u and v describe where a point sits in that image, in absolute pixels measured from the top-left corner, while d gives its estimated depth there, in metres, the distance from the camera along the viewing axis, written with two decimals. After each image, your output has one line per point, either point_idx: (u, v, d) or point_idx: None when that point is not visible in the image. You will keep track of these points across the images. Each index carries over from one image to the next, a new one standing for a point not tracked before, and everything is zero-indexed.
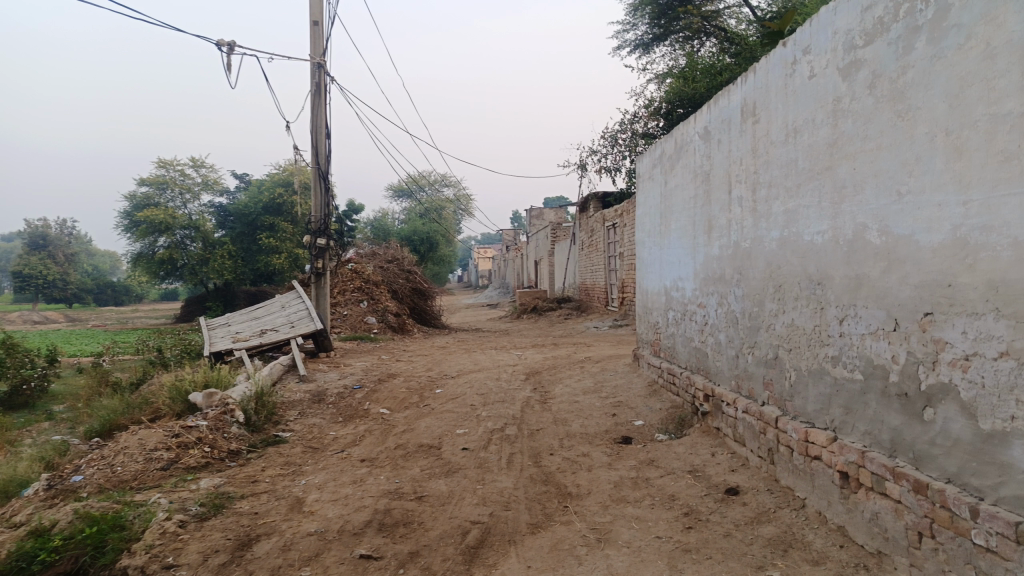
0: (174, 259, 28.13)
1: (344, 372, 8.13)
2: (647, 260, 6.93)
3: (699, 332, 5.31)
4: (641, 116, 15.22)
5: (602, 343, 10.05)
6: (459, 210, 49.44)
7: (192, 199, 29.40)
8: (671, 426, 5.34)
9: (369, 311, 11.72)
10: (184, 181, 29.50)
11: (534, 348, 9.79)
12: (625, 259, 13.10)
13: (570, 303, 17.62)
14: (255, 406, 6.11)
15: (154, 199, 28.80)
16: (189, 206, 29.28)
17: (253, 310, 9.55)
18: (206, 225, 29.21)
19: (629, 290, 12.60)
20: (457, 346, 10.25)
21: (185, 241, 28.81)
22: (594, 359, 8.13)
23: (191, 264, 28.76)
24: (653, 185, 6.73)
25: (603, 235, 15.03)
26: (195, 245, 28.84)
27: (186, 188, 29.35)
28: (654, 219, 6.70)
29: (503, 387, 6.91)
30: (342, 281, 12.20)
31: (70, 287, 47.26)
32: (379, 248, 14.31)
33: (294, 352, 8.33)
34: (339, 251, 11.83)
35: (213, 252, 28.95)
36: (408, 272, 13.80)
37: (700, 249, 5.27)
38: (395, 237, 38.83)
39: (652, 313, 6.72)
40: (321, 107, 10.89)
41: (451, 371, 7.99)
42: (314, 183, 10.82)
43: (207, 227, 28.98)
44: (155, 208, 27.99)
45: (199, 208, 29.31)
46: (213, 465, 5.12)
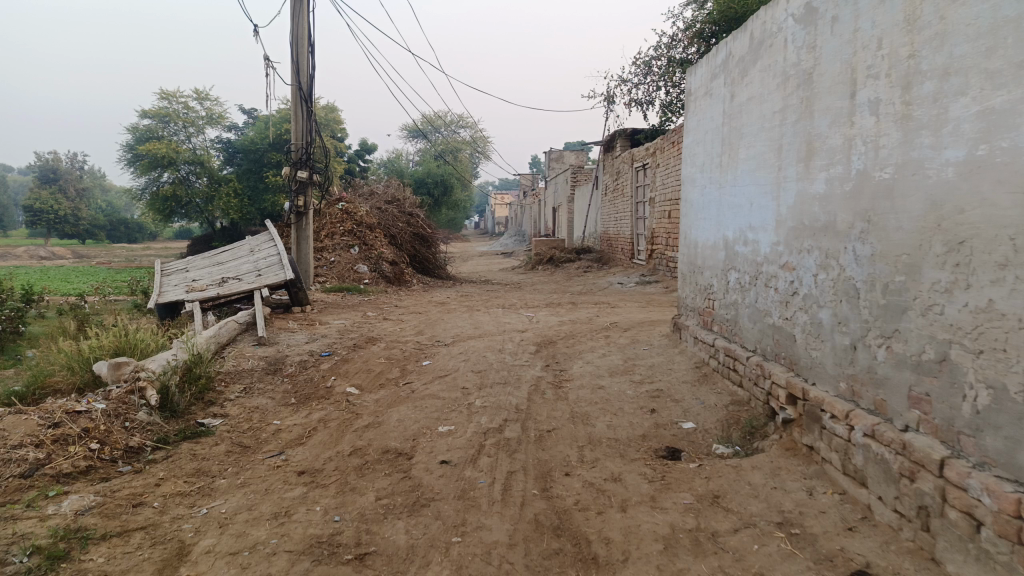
0: (178, 196, 26.78)
1: (317, 333, 6.67)
2: (697, 203, 5.36)
3: (782, 304, 3.76)
4: (679, 40, 13.18)
5: (630, 304, 8.49)
6: (476, 153, 47.39)
7: (196, 133, 27.83)
8: (736, 434, 3.84)
9: (361, 258, 10.21)
10: (187, 114, 27.83)
11: (549, 308, 8.27)
12: (656, 206, 11.41)
13: (591, 254, 16.02)
14: (178, 382, 4.64)
15: (157, 132, 27.29)
16: (194, 140, 27.73)
17: (217, 255, 8.07)
18: (210, 162, 27.66)
19: (661, 241, 10.93)
20: (459, 302, 8.74)
21: (191, 177, 27.38)
22: (622, 326, 6.58)
23: (196, 202, 27.38)
24: (711, 103, 5.10)
25: (630, 178, 13.27)
26: (201, 182, 27.41)
27: (189, 121, 27.70)
28: (710, 147, 5.09)
29: (506, 361, 5.41)
30: (330, 223, 10.65)
31: (82, 224, 46.11)
32: (377, 187, 12.73)
33: (258, 306, 6.86)
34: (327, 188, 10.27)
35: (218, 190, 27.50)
36: (409, 215, 12.28)
37: (788, 185, 3.69)
38: (408, 180, 37.05)
39: (703, 272, 5.18)
40: (303, 13, 9.21)
41: (444, 336, 6.50)
42: (294, 106, 9.21)
43: (212, 163, 27.49)
44: (157, 141, 26.49)
45: (203, 143, 27.69)
46: (96, 472, 3.68)
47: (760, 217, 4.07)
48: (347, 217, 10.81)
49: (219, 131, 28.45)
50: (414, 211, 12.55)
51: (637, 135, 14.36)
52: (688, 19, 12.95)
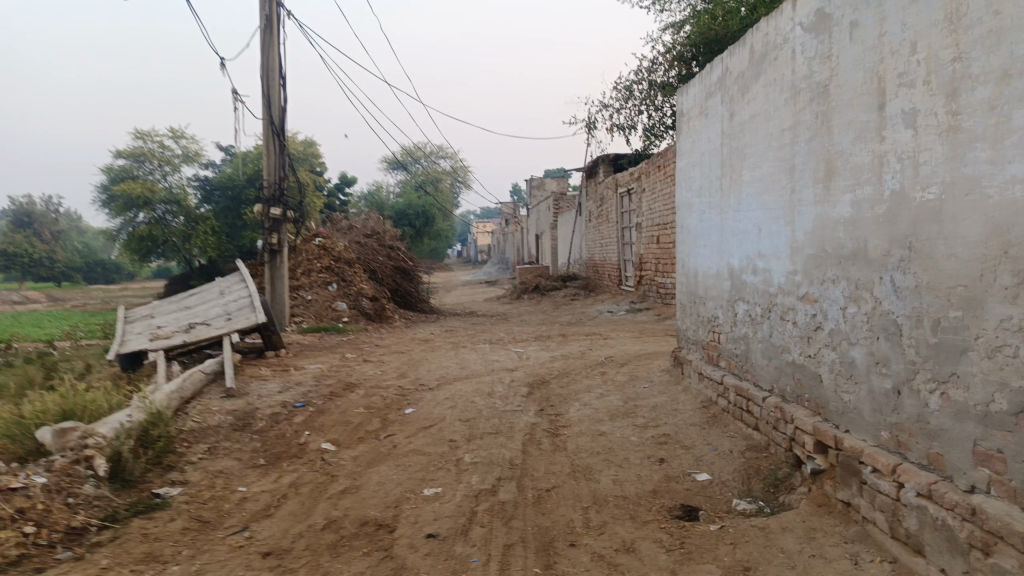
0: (154, 236, 26.22)
1: (291, 380, 6.20)
2: (696, 229, 5.02)
3: (803, 341, 3.39)
4: (659, 63, 12.99)
5: (623, 335, 8.10)
6: (456, 183, 47.22)
7: (172, 171, 27.35)
8: (758, 487, 3.44)
9: (340, 295, 9.76)
10: (163, 152, 27.36)
11: (538, 342, 7.86)
12: (644, 232, 11.10)
13: (578, 281, 15.67)
14: (132, 447, 4.15)
15: (131, 171, 26.78)
16: (170, 178, 27.23)
17: (185, 299, 7.59)
18: (187, 200, 27.13)
19: (650, 267, 10.60)
20: (443, 339, 8.30)
21: (167, 215, 26.84)
22: (617, 361, 6.17)
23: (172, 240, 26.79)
24: (707, 123, 4.78)
25: (616, 203, 12.98)
26: (178, 220, 26.87)
27: (164, 159, 27.22)
28: (708, 169, 4.76)
29: (497, 406, 4.97)
30: (307, 259, 10.20)
31: (57, 266, 45.13)
32: (356, 221, 12.32)
33: (227, 353, 6.38)
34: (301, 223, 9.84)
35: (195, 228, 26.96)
36: (389, 248, 11.88)
37: (805, 209, 3.34)
38: (389, 211, 36.70)
39: (706, 302, 4.82)
40: (274, 44, 8.87)
41: (428, 379, 6.05)
42: (266, 140, 8.82)
43: (189, 201, 26.97)
44: (132, 181, 25.98)
45: (180, 180, 27.22)
46: (29, 561, 3.11)
47: (772, 244, 3.72)
48: (324, 252, 10.37)
49: (195, 168, 27.98)
50: (394, 244, 12.13)
51: (620, 159, 14.11)
52: (668, 42, 12.78)
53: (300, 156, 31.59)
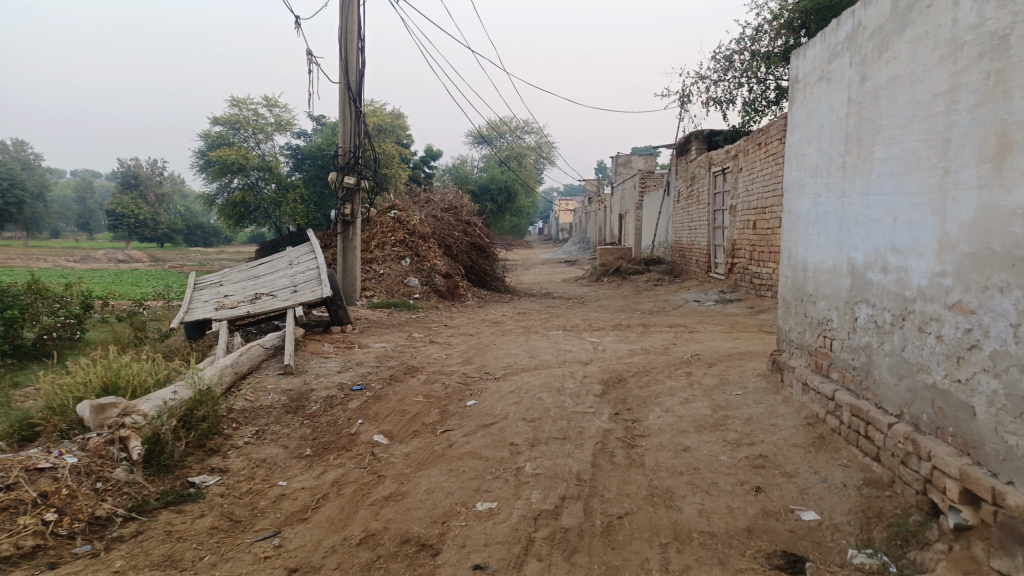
0: (247, 202, 26.95)
1: (352, 360, 5.88)
2: (808, 215, 4.32)
3: (949, 361, 2.71)
4: (764, 31, 11.89)
5: (711, 329, 7.41)
6: (541, 159, 46.61)
7: (265, 140, 27.96)
8: (882, 538, 2.80)
9: (413, 269, 9.43)
10: (257, 120, 27.94)
11: (618, 331, 7.30)
12: (738, 215, 10.24)
13: (662, 265, 14.91)
14: (173, 428, 3.92)
15: (228, 139, 27.53)
16: (263, 146, 27.85)
17: (254, 268, 7.41)
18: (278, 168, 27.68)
19: (744, 255, 9.79)
20: (516, 323, 7.85)
21: (259, 183, 27.50)
22: (705, 360, 5.52)
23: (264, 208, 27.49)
24: (829, 91, 4.06)
25: (708, 183, 12.10)
26: (269, 188, 27.51)
27: (257, 128, 27.80)
28: (828, 144, 4.04)
29: (567, 405, 4.46)
30: (381, 232, 9.91)
31: (160, 228, 47.41)
32: (433, 194, 11.99)
33: (290, 327, 6.12)
34: (375, 194, 9.51)
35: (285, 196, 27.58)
36: (466, 224, 11.52)
37: (960, 195, 2.64)
38: (473, 185, 36.54)
39: (817, 301, 4.13)
40: (354, 6, 8.51)
41: (495, 367, 5.60)
42: (342, 106, 8.52)
43: (280, 169, 27.54)
44: (228, 148, 26.71)
45: (272, 149, 27.82)
46: (43, 555, 2.81)
47: (910, 237, 3.03)
48: (399, 226, 10.06)
49: (287, 137, 28.49)
50: (471, 220, 11.73)
51: (715, 136, 13.16)
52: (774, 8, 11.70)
53: (387, 127, 31.67)
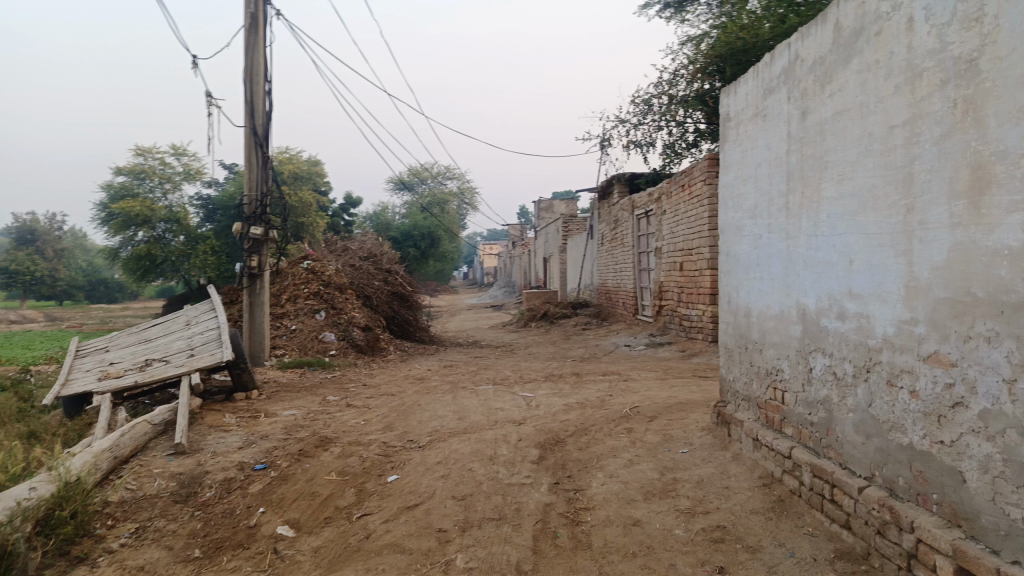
0: (153, 256, 25.40)
1: (257, 432, 5.22)
2: (748, 257, 4.10)
3: (928, 420, 2.43)
4: (680, 76, 12.05)
5: (645, 377, 7.11)
6: (463, 204, 46.55)
7: (173, 190, 26.63)
8: None
9: (329, 324, 8.79)
10: (165, 169, 26.61)
11: (550, 383, 6.90)
12: (664, 257, 10.13)
13: (588, 309, 14.73)
14: (26, 536, 3.21)
15: (132, 189, 26.04)
16: (171, 196, 26.48)
17: (145, 332, 6.66)
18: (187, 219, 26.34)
19: (671, 297, 9.65)
20: (442, 378, 7.34)
21: (167, 235, 26.04)
22: (645, 413, 5.17)
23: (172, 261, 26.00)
24: (766, 127, 3.88)
25: (632, 225, 12.03)
26: (178, 240, 26.08)
27: (166, 177, 26.44)
28: (767, 183, 3.85)
29: (501, 476, 3.98)
30: (293, 284, 9.24)
31: (59, 285, 44.38)
32: (351, 242, 11.40)
33: (184, 397, 5.41)
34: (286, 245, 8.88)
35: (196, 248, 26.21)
36: (386, 273, 10.98)
37: (932, 234, 2.41)
38: (394, 232, 35.93)
39: (763, 349, 3.88)
40: (260, 47, 8.00)
41: (419, 432, 5.07)
42: (247, 152, 7.92)
43: (190, 220, 26.21)
44: (132, 199, 25.25)
45: (181, 200, 26.51)
46: None
47: (870, 281, 2.80)
48: (313, 277, 9.42)
49: (197, 187, 27.23)
50: (392, 269, 11.20)
51: (636, 179, 13.19)
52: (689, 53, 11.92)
53: (305, 175, 30.82)
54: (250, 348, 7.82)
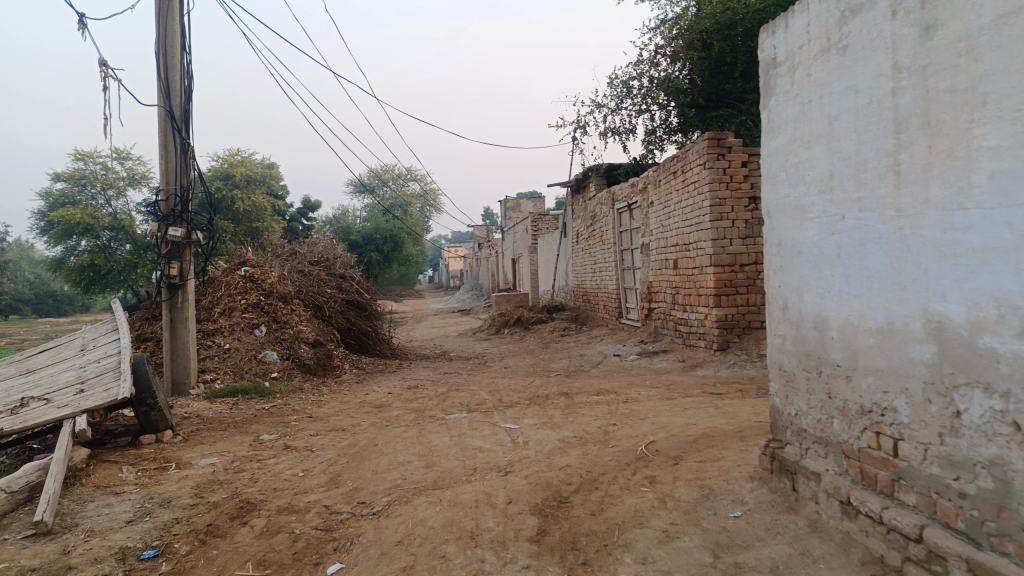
0: (96, 266, 23.56)
1: (157, 495, 3.93)
2: (822, 247, 3.00)
3: None
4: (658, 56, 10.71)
5: (648, 396, 5.97)
6: (426, 206, 45.24)
7: (117, 197, 24.85)
8: None
9: (270, 340, 7.46)
10: (107, 174, 24.79)
11: (537, 406, 5.73)
12: (653, 254, 9.03)
13: (565, 312, 13.64)
14: None
15: (72, 197, 24.17)
16: (114, 203, 24.70)
17: (27, 362, 5.30)
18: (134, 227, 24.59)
19: (663, 298, 8.57)
20: (405, 403, 6.12)
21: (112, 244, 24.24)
22: (666, 453, 4.02)
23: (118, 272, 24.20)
24: (849, 64, 2.78)
25: (612, 220, 10.91)
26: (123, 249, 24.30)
27: (109, 182, 24.68)
28: (854, 142, 2.75)
29: (490, 568, 2.78)
30: (227, 294, 7.87)
31: (2, 299, 41.83)
32: (299, 245, 10.10)
33: (63, 448, 4.08)
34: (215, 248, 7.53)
35: (144, 257, 24.46)
36: (339, 279, 9.72)
37: None
38: (356, 236, 34.49)
39: (854, 376, 2.78)
40: (176, 13, 6.67)
41: (373, 490, 3.83)
42: (163, 137, 6.59)
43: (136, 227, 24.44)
44: (72, 206, 23.40)
45: (126, 206, 24.74)
46: None
47: None
48: (252, 285, 8.08)
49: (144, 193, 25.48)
50: (346, 275, 9.90)
51: (614, 169, 12.01)
52: (668, 28, 10.54)
53: (260, 178, 29.08)
54: (171, 372, 6.47)
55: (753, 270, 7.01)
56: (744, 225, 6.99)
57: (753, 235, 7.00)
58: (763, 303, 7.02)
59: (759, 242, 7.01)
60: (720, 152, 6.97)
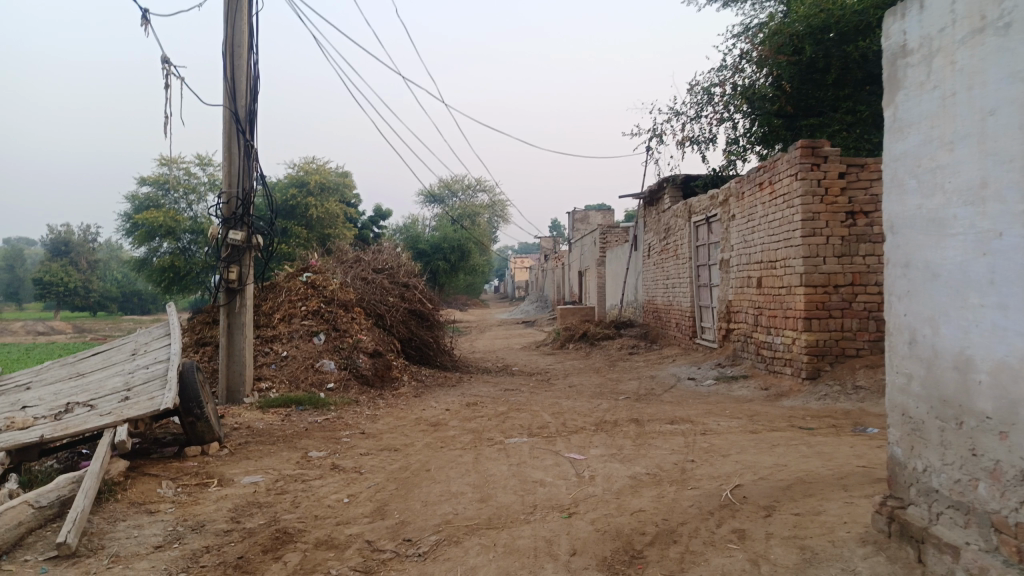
0: (175, 268, 24.33)
1: (194, 516, 3.66)
2: (968, 271, 2.44)
3: None
4: (741, 63, 10.08)
5: (729, 428, 5.40)
6: (495, 217, 45.23)
7: (198, 201, 25.69)
8: None
9: (328, 349, 7.22)
10: (189, 180, 25.71)
11: (605, 434, 5.27)
12: (733, 271, 8.41)
13: (634, 329, 13.09)
14: None
15: (156, 201, 25.10)
16: (195, 208, 25.54)
17: (79, 365, 5.19)
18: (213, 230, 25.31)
19: (744, 318, 7.96)
20: (464, 422, 5.75)
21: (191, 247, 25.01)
22: (756, 502, 3.49)
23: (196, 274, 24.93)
24: (1013, 45, 2.23)
25: (688, 234, 10.31)
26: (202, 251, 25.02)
27: (191, 187, 25.59)
28: (1020, 141, 2.20)
29: None
30: (287, 300, 7.66)
31: (91, 296, 44.01)
32: (363, 252, 9.93)
33: (103, 459, 3.87)
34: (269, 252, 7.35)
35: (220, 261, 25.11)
36: (402, 288, 9.51)
37: None
38: (424, 245, 34.67)
39: (1013, 434, 2.22)
40: (244, 12, 6.51)
41: (422, 525, 3.45)
42: (227, 139, 6.43)
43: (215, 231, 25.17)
44: (156, 209, 24.27)
45: (205, 211, 25.51)
46: None
47: None
48: (312, 291, 7.87)
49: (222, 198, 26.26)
50: (409, 283, 9.64)
51: (691, 180, 11.40)
52: (752, 32, 9.92)
53: (334, 186, 29.52)
54: (226, 379, 6.29)
55: (850, 293, 6.34)
56: (840, 242, 6.34)
57: (849, 253, 6.34)
58: (859, 329, 6.33)
59: (857, 261, 6.33)
60: (815, 162, 6.37)
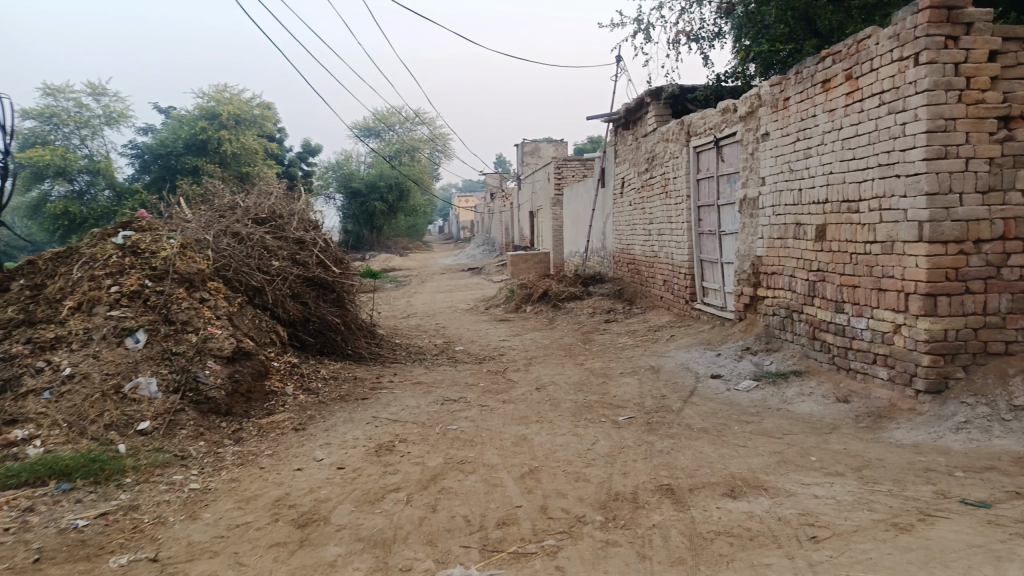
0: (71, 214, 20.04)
1: None
2: None
3: None
4: None
5: (847, 518, 2.92)
6: (436, 152, 41.79)
7: (92, 137, 21.73)
8: None
9: (150, 357, 4.45)
10: (81, 112, 21.67)
11: (629, 548, 2.72)
12: (764, 215, 5.89)
13: (606, 285, 10.59)
14: None
15: (41, 137, 20.94)
16: (89, 145, 21.55)
17: None
18: (112, 170, 21.17)
19: (788, 284, 5.48)
20: (362, 512, 3.11)
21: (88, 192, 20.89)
22: None
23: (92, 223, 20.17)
24: None
25: (686, 163, 7.72)
26: (103, 195, 20.88)
27: (83, 121, 21.60)
28: None
29: None
30: (89, 277, 4.83)
31: None
32: (240, 196, 7.03)
33: None
34: None
35: (123, 206, 20.62)
36: (296, 247, 6.72)
37: None
38: (359, 185, 31.29)
39: None
40: None
41: None
42: None
43: (114, 170, 21.14)
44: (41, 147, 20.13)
45: (103, 148, 21.73)
46: None
47: None
48: (132, 260, 5.06)
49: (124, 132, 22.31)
50: (304, 239, 6.79)
51: (683, 95, 8.75)
52: None
53: (250, 119, 25.57)
54: None
55: (998, 252, 3.90)
56: (986, 168, 3.87)
57: (1000, 187, 3.87)
58: (1010, 312, 3.92)
59: (1012, 200, 3.87)
60: (950, 33, 3.82)
